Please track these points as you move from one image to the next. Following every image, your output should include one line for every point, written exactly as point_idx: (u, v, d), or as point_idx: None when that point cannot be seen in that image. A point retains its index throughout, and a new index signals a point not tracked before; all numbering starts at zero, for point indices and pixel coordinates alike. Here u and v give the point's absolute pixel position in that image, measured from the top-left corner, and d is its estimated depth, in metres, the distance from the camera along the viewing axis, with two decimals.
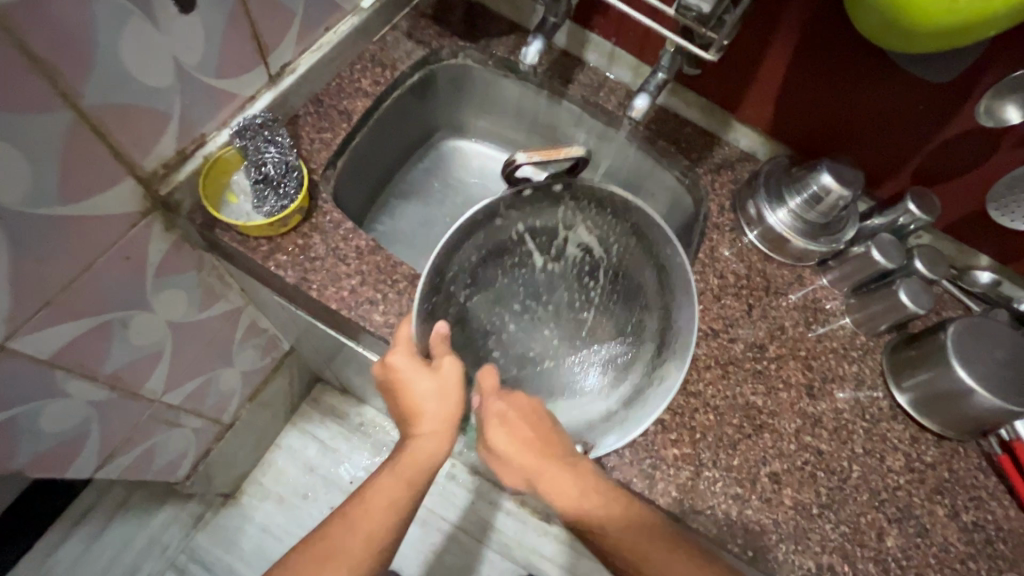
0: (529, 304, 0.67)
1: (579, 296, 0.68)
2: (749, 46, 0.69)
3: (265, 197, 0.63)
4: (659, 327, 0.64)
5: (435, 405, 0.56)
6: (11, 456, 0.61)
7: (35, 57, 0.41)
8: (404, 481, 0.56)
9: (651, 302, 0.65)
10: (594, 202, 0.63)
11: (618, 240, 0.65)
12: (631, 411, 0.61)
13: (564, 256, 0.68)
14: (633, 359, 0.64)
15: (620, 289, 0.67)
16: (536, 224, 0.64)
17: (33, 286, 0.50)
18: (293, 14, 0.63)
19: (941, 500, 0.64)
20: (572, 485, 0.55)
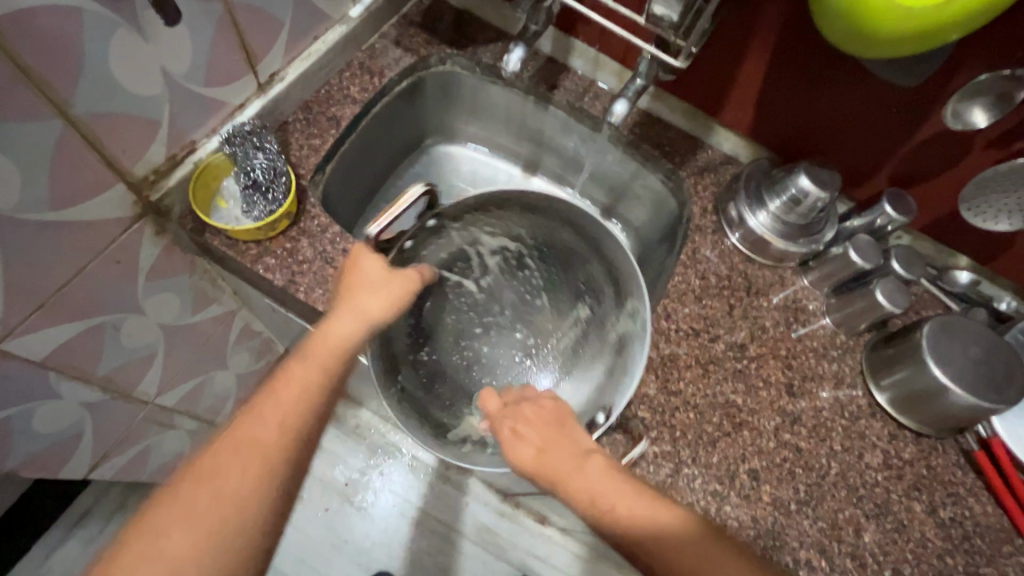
0: (495, 320, 0.76)
1: (533, 286, 0.76)
2: (726, 52, 0.71)
3: (254, 202, 0.66)
4: (603, 269, 0.70)
5: (382, 300, 0.58)
6: (6, 456, 0.63)
7: (26, 68, 0.43)
8: (320, 365, 0.52)
9: (589, 257, 0.71)
10: (475, 210, 0.69)
11: (529, 227, 0.73)
12: (619, 367, 0.65)
13: (496, 264, 0.76)
14: (605, 319, 0.71)
15: (559, 262, 0.75)
16: (444, 257, 0.72)
17: (27, 290, 0.52)
18: (281, 24, 0.65)
19: (919, 496, 0.65)
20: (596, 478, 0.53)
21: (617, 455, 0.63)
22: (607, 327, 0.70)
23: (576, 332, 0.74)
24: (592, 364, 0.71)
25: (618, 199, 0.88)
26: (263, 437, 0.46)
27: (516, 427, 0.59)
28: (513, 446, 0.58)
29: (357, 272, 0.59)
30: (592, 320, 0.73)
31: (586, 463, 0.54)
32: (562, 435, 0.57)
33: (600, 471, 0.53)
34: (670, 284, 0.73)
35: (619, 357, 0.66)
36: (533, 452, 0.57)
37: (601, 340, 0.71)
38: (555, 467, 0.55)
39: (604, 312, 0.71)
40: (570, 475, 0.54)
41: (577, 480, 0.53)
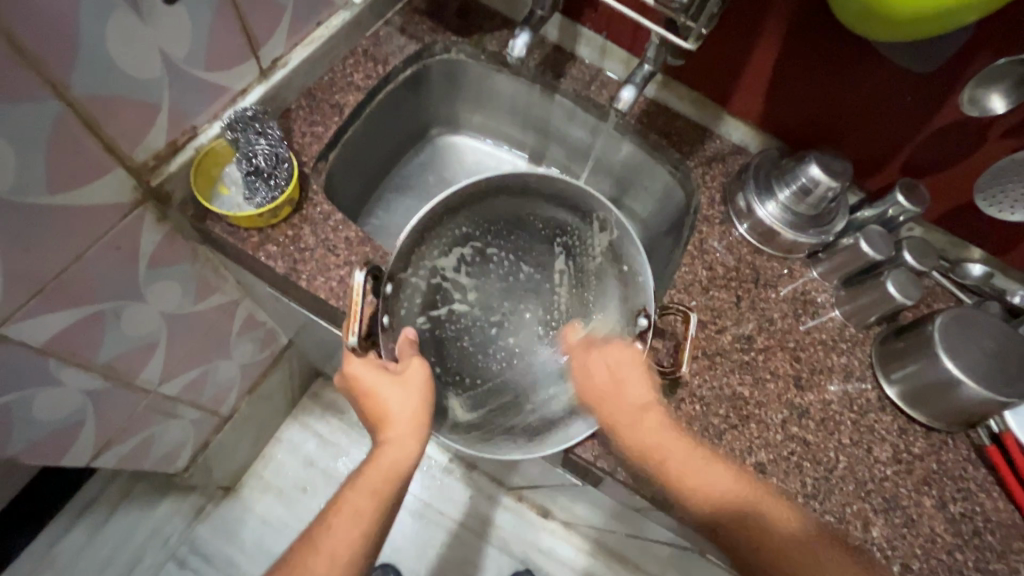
0: (505, 307, 0.70)
1: (506, 256, 0.70)
2: (737, 38, 0.70)
3: (256, 189, 0.65)
4: (574, 211, 0.68)
5: (403, 410, 0.56)
6: (7, 442, 0.62)
7: (21, 47, 0.42)
8: (371, 490, 0.54)
9: (534, 203, 0.68)
10: (417, 241, 0.62)
11: (470, 220, 0.67)
12: (629, 273, 0.65)
13: (464, 267, 0.68)
14: (585, 237, 0.68)
15: (510, 229, 0.70)
16: (417, 301, 0.64)
17: (25, 274, 0.51)
18: (283, 8, 0.64)
19: (928, 491, 0.64)
20: (712, 473, 0.55)
21: None
22: (591, 245, 0.68)
23: (579, 271, 0.70)
24: (609, 284, 0.67)
25: (624, 190, 0.87)
26: (314, 561, 0.51)
27: (606, 366, 0.60)
28: (625, 389, 0.59)
29: (366, 389, 0.57)
30: (587, 248, 0.69)
31: (643, 418, 0.58)
32: (626, 385, 0.59)
33: (656, 425, 0.58)
34: (677, 274, 0.72)
35: (621, 267, 0.66)
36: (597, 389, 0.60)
37: (591, 267, 0.69)
38: (669, 454, 0.56)
39: (583, 233, 0.68)
40: (624, 424, 0.58)
41: (640, 437, 0.57)
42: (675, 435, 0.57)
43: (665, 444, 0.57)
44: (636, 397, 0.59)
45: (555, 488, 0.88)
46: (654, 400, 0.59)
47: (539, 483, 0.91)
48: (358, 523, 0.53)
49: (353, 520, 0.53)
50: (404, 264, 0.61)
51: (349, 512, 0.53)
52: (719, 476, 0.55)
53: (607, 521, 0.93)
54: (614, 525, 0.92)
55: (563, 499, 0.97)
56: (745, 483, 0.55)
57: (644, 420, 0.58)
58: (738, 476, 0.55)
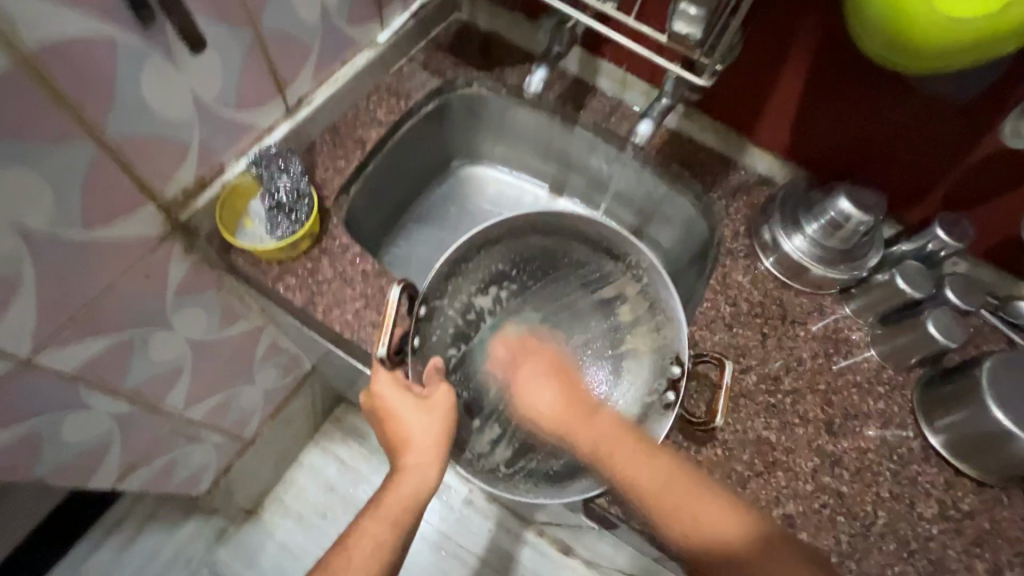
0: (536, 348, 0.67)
1: (542, 300, 0.69)
2: (759, 70, 0.68)
3: (277, 223, 0.67)
4: (604, 251, 0.68)
5: (427, 435, 0.56)
6: (36, 464, 0.65)
7: (59, 94, 0.44)
8: (391, 521, 0.54)
9: (569, 246, 0.70)
10: (450, 268, 0.64)
11: (511, 258, 0.69)
12: (664, 317, 0.62)
13: (497, 306, 0.68)
14: (619, 283, 0.67)
15: (551, 275, 0.70)
16: (450, 332, 0.64)
17: (57, 306, 0.54)
18: (310, 48, 0.67)
19: (981, 554, 0.58)
20: (609, 431, 0.53)
21: None
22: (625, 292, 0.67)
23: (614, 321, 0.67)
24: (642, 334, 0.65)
25: (646, 221, 0.85)
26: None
27: (525, 380, 0.60)
28: (531, 397, 0.58)
29: (389, 408, 0.57)
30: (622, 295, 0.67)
31: (596, 419, 0.55)
32: (571, 390, 0.57)
33: (610, 423, 0.54)
34: (698, 309, 0.69)
35: (653, 316, 0.64)
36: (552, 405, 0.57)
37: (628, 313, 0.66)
38: (574, 432, 0.55)
39: (614, 277, 0.67)
40: (582, 427, 0.54)
41: (590, 435, 0.54)
42: (627, 431, 0.53)
43: (613, 440, 0.53)
44: (552, 397, 0.57)
45: (575, 527, 0.85)
46: (562, 406, 0.57)
47: (559, 521, 0.88)
48: (376, 553, 0.53)
49: (373, 553, 0.52)
50: (438, 292, 0.63)
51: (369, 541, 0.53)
52: (656, 470, 0.51)
53: (631, 564, 0.89)
54: (639, 570, 0.88)
55: (585, 538, 0.94)
56: (680, 484, 0.50)
57: (591, 418, 0.55)
58: (728, 513, 0.48)
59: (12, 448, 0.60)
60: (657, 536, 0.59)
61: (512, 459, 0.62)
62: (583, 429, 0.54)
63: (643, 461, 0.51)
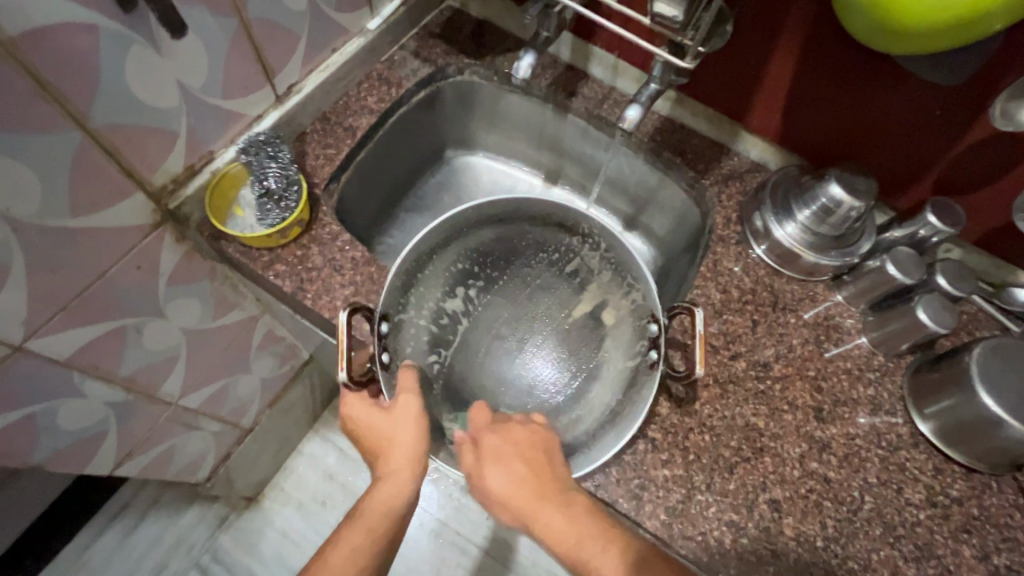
0: (516, 337, 0.68)
1: (510, 287, 0.71)
2: (750, 54, 0.67)
3: (268, 210, 0.66)
4: (558, 227, 0.71)
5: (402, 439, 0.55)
6: (33, 450, 0.66)
7: (43, 83, 0.45)
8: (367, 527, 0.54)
9: (523, 228, 0.72)
10: (405, 280, 0.63)
11: (473, 256, 0.70)
12: (632, 281, 0.67)
13: (469, 303, 0.69)
14: (580, 254, 0.71)
15: (512, 270, 0.71)
16: (424, 341, 0.64)
17: (47, 294, 0.54)
18: (297, 36, 0.66)
19: (968, 540, 0.58)
20: (592, 527, 0.50)
21: (624, 476, 0.60)
22: (588, 260, 0.71)
23: (583, 303, 0.69)
24: (616, 301, 0.68)
25: (639, 208, 0.85)
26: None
27: (492, 451, 0.53)
28: (487, 473, 0.53)
29: (365, 424, 0.57)
30: (586, 266, 0.71)
31: (564, 508, 0.51)
32: (539, 471, 0.52)
33: (580, 514, 0.51)
34: (689, 296, 0.69)
35: (621, 278, 0.68)
36: (512, 484, 0.52)
37: (592, 284, 0.70)
38: (541, 525, 0.50)
39: (573, 249, 0.71)
40: (542, 516, 0.50)
41: (561, 534, 0.49)
42: (604, 528, 0.50)
43: (585, 541, 0.49)
44: (512, 478, 0.52)
45: None
46: (524, 486, 0.52)
47: None
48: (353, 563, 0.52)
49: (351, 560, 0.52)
50: (399, 307, 0.62)
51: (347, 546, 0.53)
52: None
53: None
54: None
55: None
56: None
57: (542, 506, 0.51)
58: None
59: (8, 434, 0.61)
60: (643, 521, 0.59)
61: None
62: (551, 526, 0.50)
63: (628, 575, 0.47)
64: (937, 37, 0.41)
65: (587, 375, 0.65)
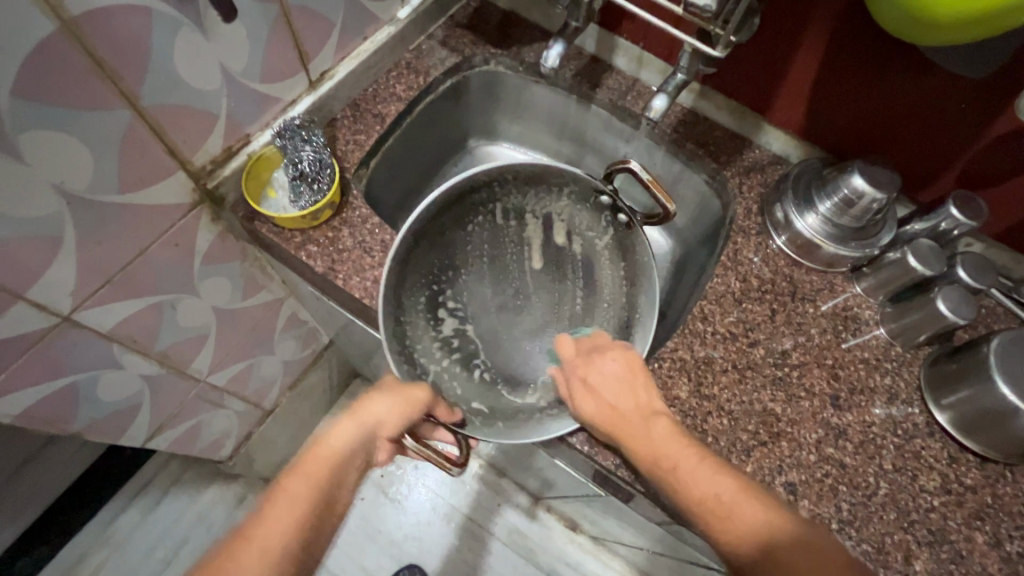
0: (511, 295, 0.68)
1: (476, 264, 0.68)
2: (775, 48, 0.68)
3: (301, 192, 0.69)
4: (475, 198, 0.65)
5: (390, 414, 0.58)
6: (73, 418, 0.69)
7: (99, 62, 0.47)
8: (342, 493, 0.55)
9: (458, 222, 0.65)
10: (397, 350, 0.60)
11: (428, 277, 0.64)
12: (569, 188, 0.66)
13: (460, 311, 0.66)
14: (505, 202, 0.67)
15: (456, 265, 0.66)
16: (458, 369, 0.64)
17: (95, 267, 0.57)
18: (332, 23, 0.68)
19: (981, 527, 0.60)
20: (665, 432, 0.51)
21: None
22: (510, 203, 0.68)
23: (533, 237, 0.69)
24: (558, 207, 0.68)
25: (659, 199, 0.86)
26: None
27: (589, 375, 0.57)
28: (586, 401, 0.55)
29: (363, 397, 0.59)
30: (512, 203, 0.68)
31: (651, 427, 0.52)
32: (636, 388, 0.55)
33: (666, 431, 0.52)
34: (709, 285, 0.70)
35: (551, 185, 0.66)
36: (605, 411, 0.54)
37: (517, 217, 0.69)
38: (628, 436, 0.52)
39: (497, 201, 0.67)
40: (637, 428, 0.53)
41: (659, 440, 0.51)
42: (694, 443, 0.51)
43: (670, 451, 0.50)
44: (617, 391, 0.55)
45: (583, 498, 0.87)
46: (621, 409, 0.54)
47: (567, 492, 0.91)
48: None
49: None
50: (418, 379, 0.61)
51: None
52: (713, 476, 0.48)
53: (635, 537, 0.91)
54: (643, 542, 0.90)
55: (591, 511, 0.97)
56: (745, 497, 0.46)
57: (637, 425, 0.53)
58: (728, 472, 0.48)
59: (52, 402, 0.64)
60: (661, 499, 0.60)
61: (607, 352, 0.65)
62: (640, 438, 0.51)
63: (710, 471, 0.48)
64: (969, 26, 0.42)
65: (590, 274, 0.68)
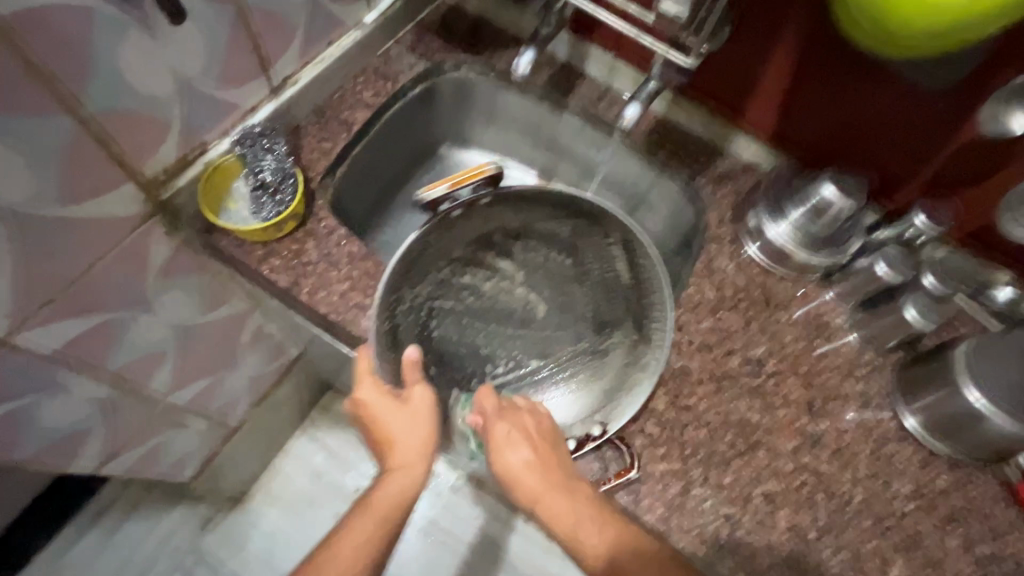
0: (524, 315, 0.70)
1: (479, 329, 0.68)
2: (743, 57, 0.69)
3: (263, 203, 0.67)
4: (406, 305, 0.63)
5: (408, 437, 0.58)
6: (15, 446, 0.64)
7: (36, 65, 0.43)
8: (378, 516, 0.56)
9: (431, 331, 0.66)
10: None
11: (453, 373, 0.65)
12: (442, 227, 0.65)
13: (511, 362, 0.67)
14: (443, 285, 0.67)
15: (473, 358, 0.67)
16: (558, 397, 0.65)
17: (36, 285, 0.53)
18: (295, 26, 0.66)
19: (953, 530, 0.60)
20: (580, 503, 0.55)
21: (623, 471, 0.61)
22: (448, 283, 0.68)
23: (493, 283, 0.70)
24: (479, 246, 0.70)
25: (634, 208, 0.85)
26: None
27: (505, 435, 0.57)
28: (504, 452, 0.57)
29: (373, 417, 0.59)
30: (445, 273, 0.68)
31: (564, 490, 0.55)
32: (546, 454, 0.57)
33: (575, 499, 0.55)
34: (685, 294, 0.70)
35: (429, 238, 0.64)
36: (520, 468, 0.56)
37: (457, 285, 0.68)
38: (543, 507, 0.55)
39: (436, 284, 0.67)
40: (546, 497, 0.55)
41: (551, 507, 0.55)
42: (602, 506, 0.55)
43: (579, 522, 0.54)
44: (528, 458, 0.56)
45: None
46: (535, 466, 0.56)
47: None
48: None
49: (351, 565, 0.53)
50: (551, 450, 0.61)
51: (359, 536, 0.55)
52: (605, 528, 0.54)
53: None
54: None
55: None
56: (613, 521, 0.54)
57: (545, 491, 0.56)
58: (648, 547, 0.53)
59: None
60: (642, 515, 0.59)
61: (625, 263, 0.66)
62: (555, 508, 0.55)
63: (610, 537, 0.53)
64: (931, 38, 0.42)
65: (546, 235, 0.70)
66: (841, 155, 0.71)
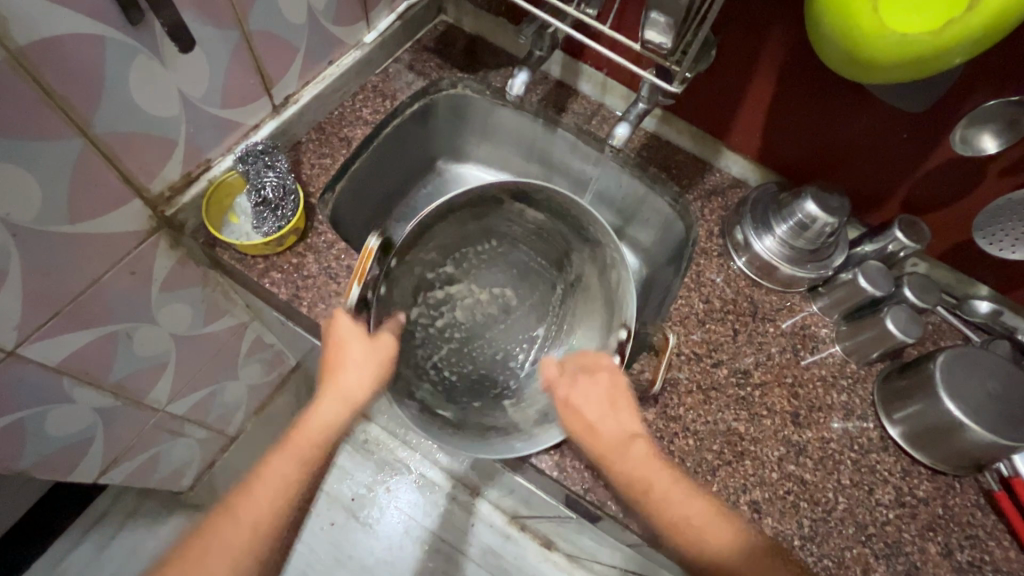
0: (502, 304, 0.73)
1: (484, 343, 0.71)
2: (730, 77, 0.71)
3: (264, 218, 0.68)
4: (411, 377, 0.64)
5: (361, 370, 0.57)
6: (18, 456, 0.65)
7: (48, 90, 0.45)
8: (299, 459, 0.56)
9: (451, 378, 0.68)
10: None
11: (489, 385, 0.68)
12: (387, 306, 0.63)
13: (525, 343, 0.71)
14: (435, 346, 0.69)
15: (491, 366, 0.69)
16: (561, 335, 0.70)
17: (44, 299, 0.55)
18: (296, 48, 0.68)
19: (933, 538, 0.62)
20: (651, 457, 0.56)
21: None
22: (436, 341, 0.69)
23: (466, 311, 0.72)
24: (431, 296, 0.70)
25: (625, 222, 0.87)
26: (236, 536, 0.51)
27: (575, 397, 0.59)
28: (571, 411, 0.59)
29: (336, 338, 0.58)
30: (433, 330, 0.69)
31: (632, 448, 0.56)
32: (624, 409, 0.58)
33: (644, 454, 0.56)
34: (674, 307, 0.72)
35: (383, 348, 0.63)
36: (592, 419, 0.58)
37: (440, 336, 0.70)
38: (610, 460, 0.56)
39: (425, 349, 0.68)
40: (616, 458, 0.56)
41: (629, 467, 0.55)
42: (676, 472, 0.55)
43: (656, 478, 0.54)
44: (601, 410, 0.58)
45: (556, 518, 0.87)
46: (613, 415, 0.58)
47: (542, 512, 0.90)
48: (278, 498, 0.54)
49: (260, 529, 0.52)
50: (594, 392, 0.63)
51: (279, 479, 0.55)
52: (663, 478, 0.54)
53: (610, 556, 0.91)
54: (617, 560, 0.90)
55: (564, 529, 0.96)
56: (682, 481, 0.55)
57: (612, 451, 0.56)
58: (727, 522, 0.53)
59: None
60: (631, 523, 0.61)
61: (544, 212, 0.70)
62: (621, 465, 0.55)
63: (685, 496, 0.54)
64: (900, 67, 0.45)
65: (464, 239, 0.72)
66: (782, 155, 0.75)
